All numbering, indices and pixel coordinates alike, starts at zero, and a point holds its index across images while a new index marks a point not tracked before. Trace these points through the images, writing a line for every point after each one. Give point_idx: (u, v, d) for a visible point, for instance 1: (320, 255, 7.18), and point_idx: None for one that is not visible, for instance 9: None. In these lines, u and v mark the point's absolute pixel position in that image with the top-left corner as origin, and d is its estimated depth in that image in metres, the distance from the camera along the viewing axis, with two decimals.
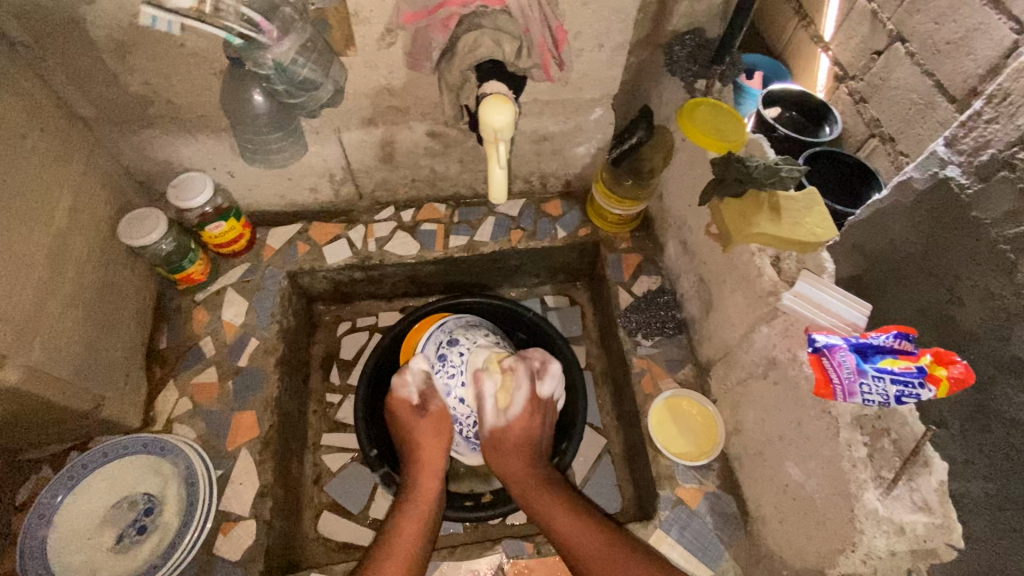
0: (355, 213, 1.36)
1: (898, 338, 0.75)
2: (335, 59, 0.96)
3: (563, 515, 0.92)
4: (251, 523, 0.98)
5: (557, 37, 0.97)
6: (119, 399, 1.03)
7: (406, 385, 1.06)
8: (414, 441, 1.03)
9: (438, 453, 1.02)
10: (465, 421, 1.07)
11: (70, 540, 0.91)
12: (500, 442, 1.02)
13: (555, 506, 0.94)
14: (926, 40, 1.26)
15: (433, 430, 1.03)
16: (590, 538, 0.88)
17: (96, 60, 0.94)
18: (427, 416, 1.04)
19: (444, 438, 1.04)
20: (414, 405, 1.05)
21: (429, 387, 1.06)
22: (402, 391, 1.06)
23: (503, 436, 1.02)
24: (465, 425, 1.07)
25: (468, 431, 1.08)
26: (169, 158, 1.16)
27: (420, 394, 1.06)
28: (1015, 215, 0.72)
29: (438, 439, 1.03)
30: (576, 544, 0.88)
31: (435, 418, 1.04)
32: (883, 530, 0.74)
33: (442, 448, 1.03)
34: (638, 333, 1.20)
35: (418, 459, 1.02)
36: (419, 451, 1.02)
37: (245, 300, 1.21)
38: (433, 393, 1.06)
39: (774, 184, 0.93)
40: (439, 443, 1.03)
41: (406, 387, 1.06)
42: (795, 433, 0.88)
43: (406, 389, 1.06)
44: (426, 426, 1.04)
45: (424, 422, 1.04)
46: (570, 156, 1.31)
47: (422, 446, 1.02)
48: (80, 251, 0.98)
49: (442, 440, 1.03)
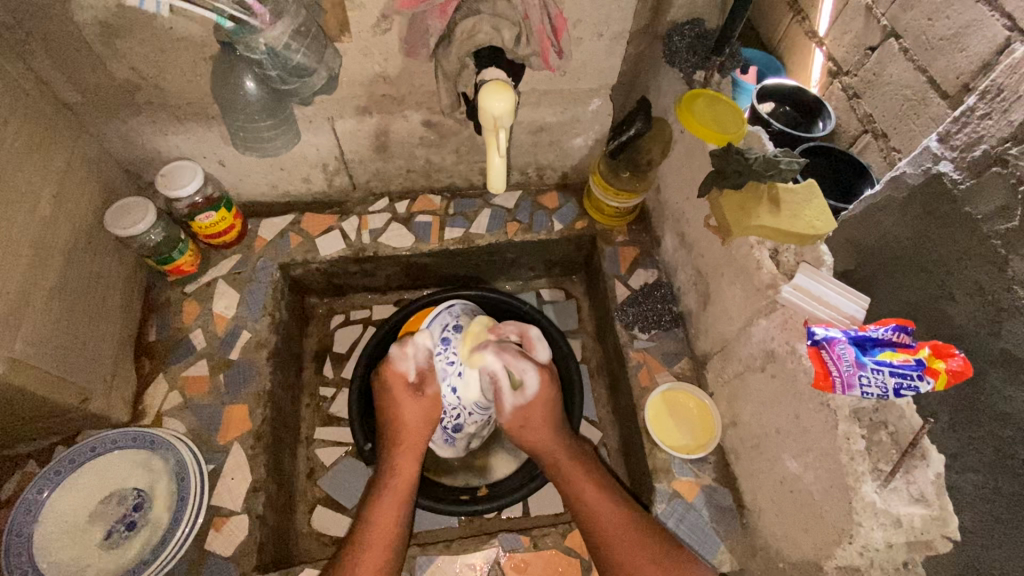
0: (349, 204, 1.34)
1: (897, 331, 0.75)
2: (330, 45, 0.94)
3: (589, 492, 0.93)
4: (243, 519, 0.97)
5: (556, 24, 0.95)
6: (107, 392, 1.00)
7: (406, 358, 1.01)
8: (397, 422, 0.99)
9: (420, 439, 0.99)
10: (450, 411, 1.04)
11: (57, 536, 0.89)
12: (519, 422, 1.00)
13: (583, 482, 0.95)
14: (919, 35, 1.27)
15: (420, 415, 0.99)
16: (612, 522, 0.89)
17: (82, 43, 0.92)
18: (422, 399, 0.99)
19: (430, 422, 1.00)
20: (410, 382, 1.00)
21: (428, 367, 1.01)
22: (400, 364, 1.01)
23: (518, 416, 0.99)
24: (448, 416, 1.05)
25: (450, 422, 1.06)
26: (158, 146, 1.13)
27: (419, 373, 1.01)
28: (1006, 211, 0.72)
29: (424, 421, 0.99)
30: (602, 525, 0.89)
31: (430, 401, 1.00)
32: (880, 522, 0.74)
33: (427, 433, 1.00)
34: (634, 326, 1.20)
35: (398, 443, 0.98)
36: (402, 435, 0.98)
37: (236, 292, 1.19)
38: (431, 377, 1.01)
39: (773, 175, 0.92)
40: (424, 425, 0.99)
41: (406, 360, 1.01)
42: (793, 425, 0.87)
43: (405, 363, 1.00)
44: (415, 407, 0.99)
45: (416, 403, 0.99)
46: (568, 147, 1.30)
47: (405, 429, 0.98)
48: (65, 241, 0.96)
49: (429, 427, 1.00)
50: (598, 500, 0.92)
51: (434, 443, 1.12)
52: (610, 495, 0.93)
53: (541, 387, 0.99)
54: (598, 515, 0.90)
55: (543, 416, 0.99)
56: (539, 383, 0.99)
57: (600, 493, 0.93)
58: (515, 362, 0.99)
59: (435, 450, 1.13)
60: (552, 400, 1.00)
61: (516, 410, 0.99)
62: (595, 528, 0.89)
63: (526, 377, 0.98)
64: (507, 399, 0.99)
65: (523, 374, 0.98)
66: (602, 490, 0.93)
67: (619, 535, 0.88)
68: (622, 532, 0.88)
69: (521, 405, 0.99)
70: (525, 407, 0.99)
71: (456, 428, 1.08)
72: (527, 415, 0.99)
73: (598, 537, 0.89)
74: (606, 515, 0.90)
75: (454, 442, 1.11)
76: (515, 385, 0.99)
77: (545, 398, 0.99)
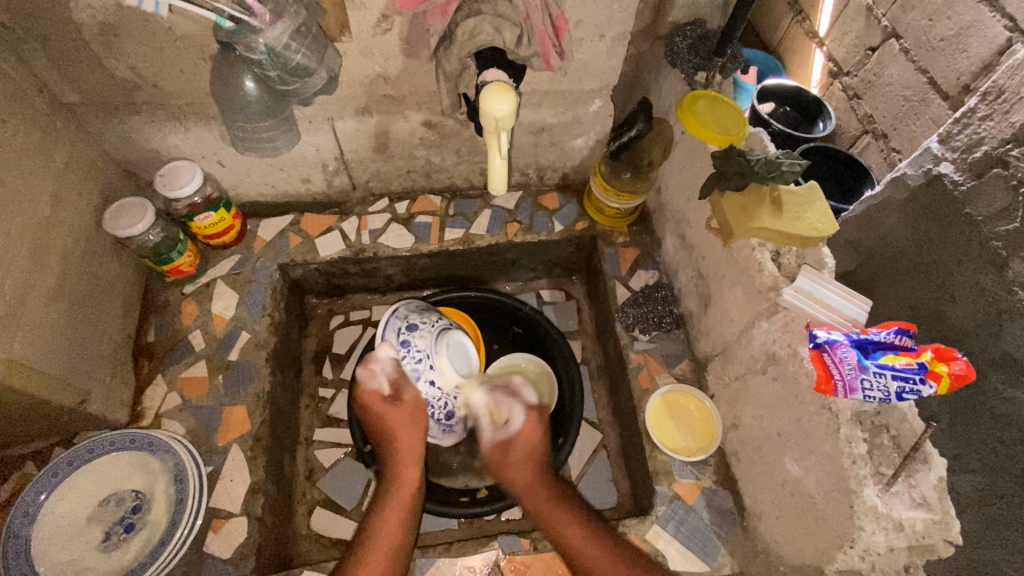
0: (349, 204, 1.33)
1: (900, 335, 0.74)
2: (331, 45, 0.94)
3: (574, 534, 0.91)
4: (243, 520, 0.96)
5: (557, 25, 0.94)
6: (106, 393, 1.00)
7: (375, 375, 0.98)
8: (391, 435, 0.98)
9: (416, 444, 0.98)
10: (438, 403, 0.99)
11: (55, 539, 0.89)
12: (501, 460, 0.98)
13: (566, 522, 0.92)
14: (920, 36, 1.26)
15: (409, 420, 0.98)
16: (600, 559, 0.88)
17: (80, 42, 0.91)
18: (401, 407, 0.97)
19: (419, 426, 0.98)
20: (385, 395, 0.98)
21: (399, 374, 0.98)
22: (370, 383, 0.98)
23: (500, 452, 0.98)
24: (437, 409, 1.00)
25: (440, 412, 1.01)
26: (157, 146, 1.13)
27: (392, 384, 0.98)
28: (1008, 212, 0.72)
29: (416, 429, 0.98)
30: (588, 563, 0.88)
31: (410, 406, 0.98)
32: (882, 526, 0.73)
33: (420, 440, 0.98)
34: (635, 328, 1.19)
35: (396, 451, 0.97)
36: (397, 442, 0.97)
37: (234, 293, 1.18)
38: (404, 382, 0.98)
39: (775, 178, 0.92)
40: (416, 431, 0.98)
41: (375, 378, 0.98)
42: (794, 428, 0.87)
43: (375, 380, 0.98)
44: (402, 417, 0.97)
45: (400, 412, 0.97)
46: (568, 148, 1.30)
47: (400, 437, 0.97)
48: (63, 241, 0.95)
49: (419, 429, 0.98)
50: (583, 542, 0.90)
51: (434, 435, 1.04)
52: (597, 535, 0.90)
53: (529, 427, 0.97)
54: (583, 553, 0.89)
55: (526, 454, 0.97)
56: (525, 422, 0.98)
57: (585, 535, 0.90)
58: (503, 400, 0.99)
59: (438, 443, 1.06)
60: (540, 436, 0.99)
61: (497, 445, 0.98)
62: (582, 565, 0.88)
63: (512, 413, 0.98)
64: (488, 433, 0.99)
65: (509, 412, 0.98)
66: (587, 528, 0.91)
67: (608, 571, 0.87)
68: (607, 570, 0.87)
69: (504, 442, 0.98)
70: (506, 443, 0.97)
71: (450, 415, 1.02)
72: (509, 452, 0.97)
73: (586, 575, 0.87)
74: (593, 553, 0.88)
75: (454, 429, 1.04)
76: (500, 420, 0.99)
77: (533, 439, 0.98)
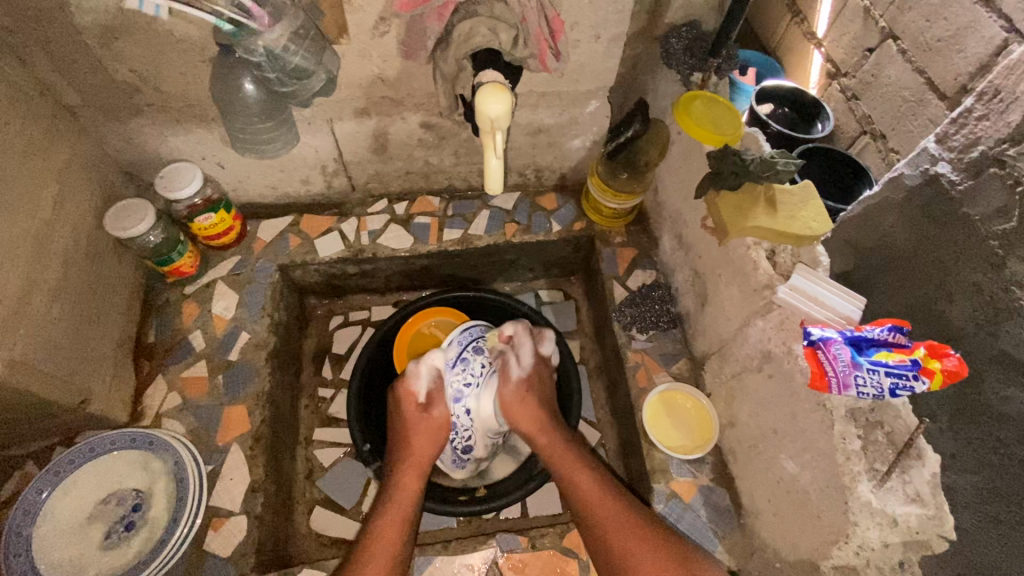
0: (348, 205, 1.34)
1: (893, 332, 0.75)
2: (328, 47, 0.95)
3: (585, 482, 0.92)
4: (242, 519, 0.97)
5: (554, 27, 0.96)
6: (107, 393, 1.01)
7: (418, 378, 0.97)
8: (407, 438, 0.98)
9: (426, 456, 0.97)
10: (461, 433, 1.01)
11: (56, 537, 0.89)
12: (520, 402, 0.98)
13: (578, 474, 0.93)
14: (917, 37, 1.27)
15: (429, 435, 0.97)
16: (610, 509, 0.87)
17: (81, 46, 0.92)
18: (428, 420, 0.97)
19: (436, 444, 0.98)
20: (420, 402, 0.97)
21: (438, 388, 0.98)
22: (413, 382, 0.98)
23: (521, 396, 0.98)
24: (459, 436, 1.01)
25: (460, 443, 1.03)
26: (158, 148, 1.14)
27: (428, 393, 0.98)
28: (1004, 211, 0.72)
29: (431, 443, 0.97)
30: (595, 512, 0.88)
31: (436, 423, 0.97)
32: (876, 522, 0.73)
33: (432, 452, 0.97)
34: (632, 327, 1.20)
35: (406, 458, 0.97)
36: (408, 452, 0.97)
37: (235, 293, 1.19)
38: (440, 398, 0.98)
39: (769, 177, 0.93)
40: (433, 444, 0.97)
41: (418, 380, 0.97)
42: (789, 425, 0.87)
43: (416, 382, 0.98)
44: (426, 427, 0.97)
45: (424, 424, 0.97)
46: (566, 149, 1.30)
47: (415, 444, 0.97)
48: (63, 241, 0.96)
49: (435, 445, 0.97)
50: (599, 495, 0.89)
51: (445, 463, 1.10)
52: (613, 492, 0.90)
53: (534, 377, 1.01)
54: (593, 506, 0.89)
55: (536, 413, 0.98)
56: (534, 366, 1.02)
57: (597, 487, 0.91)
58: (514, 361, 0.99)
59: (447, 471, 1.11)
60: (543, 376, 1.04)
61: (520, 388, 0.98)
62: (591, 517, 0.88)
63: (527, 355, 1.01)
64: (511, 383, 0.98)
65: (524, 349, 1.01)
66: (600, 480, 0.92)
67: (617, 520, 0.86)
68: (627, 522, 0.86)
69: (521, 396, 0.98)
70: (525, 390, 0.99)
71: (466, 449, 1.04)
72: (527, 401, 0.98)
73: (598, 528, 0.87)
74: (601, 503, 0.89)
75: (466, 464, 1.09)
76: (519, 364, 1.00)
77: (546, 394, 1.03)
